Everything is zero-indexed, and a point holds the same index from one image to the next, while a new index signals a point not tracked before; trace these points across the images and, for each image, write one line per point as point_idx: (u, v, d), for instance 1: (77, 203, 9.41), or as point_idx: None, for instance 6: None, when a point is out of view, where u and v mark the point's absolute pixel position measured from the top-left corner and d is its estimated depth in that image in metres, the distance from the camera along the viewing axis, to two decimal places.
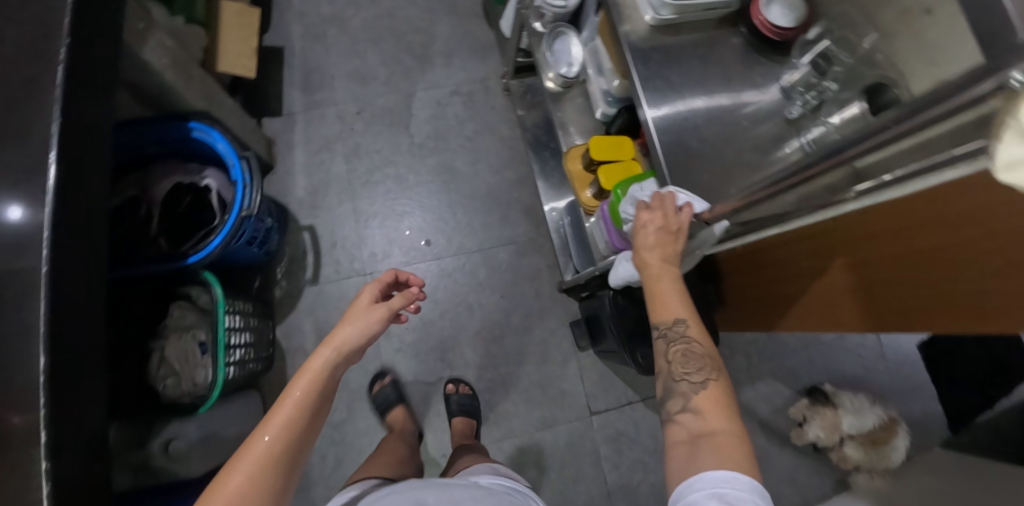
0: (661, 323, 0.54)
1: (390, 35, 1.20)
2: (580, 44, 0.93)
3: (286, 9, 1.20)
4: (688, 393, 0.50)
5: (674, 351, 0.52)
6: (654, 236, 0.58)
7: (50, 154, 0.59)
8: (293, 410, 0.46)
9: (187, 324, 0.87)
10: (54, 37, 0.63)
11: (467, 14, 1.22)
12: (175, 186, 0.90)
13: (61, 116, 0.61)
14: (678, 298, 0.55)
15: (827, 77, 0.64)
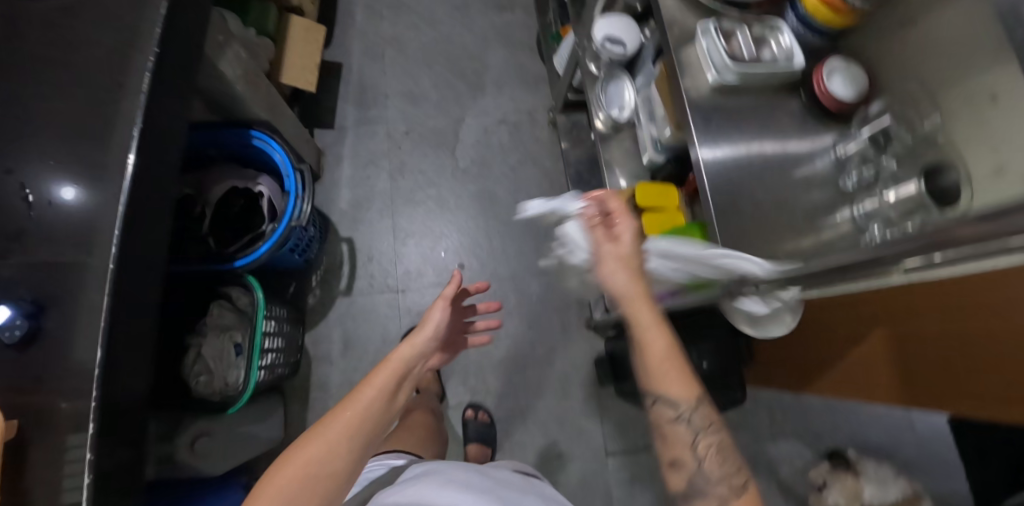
0: (677, 405, 0.46)
1: (445, 60, 1.24)
2: (632, 89, 0.94)
3: (349, 27, 1.25)
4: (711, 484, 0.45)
5: (703, 442, 0.47)
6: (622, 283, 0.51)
7: (129, 157, 0.64)
8: (387, 382, 0.52)
9: (224, 327, 0.89)
10: (144, 50, 0.67)
11: (521, 47, 1.26)
12: (230, 189, 0.93)
13: (144, 123, 0.65)
14: (676, 363, 0.47)
15: (884, 153, 0.64)
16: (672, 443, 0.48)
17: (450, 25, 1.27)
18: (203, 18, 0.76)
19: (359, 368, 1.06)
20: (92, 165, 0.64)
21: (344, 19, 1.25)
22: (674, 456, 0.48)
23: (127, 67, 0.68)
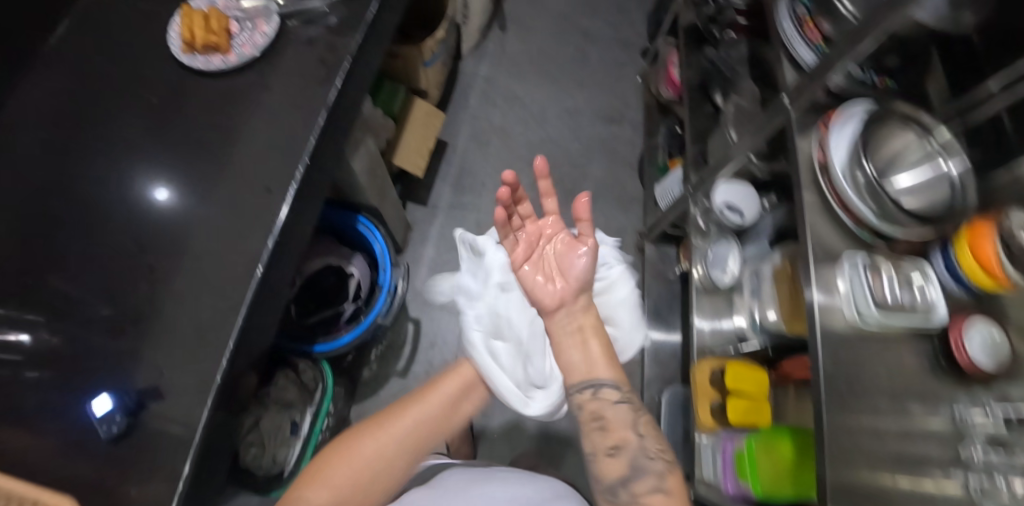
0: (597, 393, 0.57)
1: (545, 162, 1.29)
2: (739, 258, 0.92)
3: (461, 112, 1.31)
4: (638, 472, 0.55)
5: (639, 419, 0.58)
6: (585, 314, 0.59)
7: (258, 267, 0.60)
8: (443, 397, 0.68)
9: (287, 401, 0.89)
10: (297, 152, 0.65)
11: (621, 163, 1.32)
12: (324, 265, 0.94)
13: (280, 231, 0.61)
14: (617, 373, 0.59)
15: (1016, 439, 0.56)
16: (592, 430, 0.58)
17: (555, 130, 1.33)
18: (354, 119, 0.75)
19: None
20: (218, 259, 0.60)
21: (458, 104, 1.32)
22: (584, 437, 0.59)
23: (273, 161, 0.65)
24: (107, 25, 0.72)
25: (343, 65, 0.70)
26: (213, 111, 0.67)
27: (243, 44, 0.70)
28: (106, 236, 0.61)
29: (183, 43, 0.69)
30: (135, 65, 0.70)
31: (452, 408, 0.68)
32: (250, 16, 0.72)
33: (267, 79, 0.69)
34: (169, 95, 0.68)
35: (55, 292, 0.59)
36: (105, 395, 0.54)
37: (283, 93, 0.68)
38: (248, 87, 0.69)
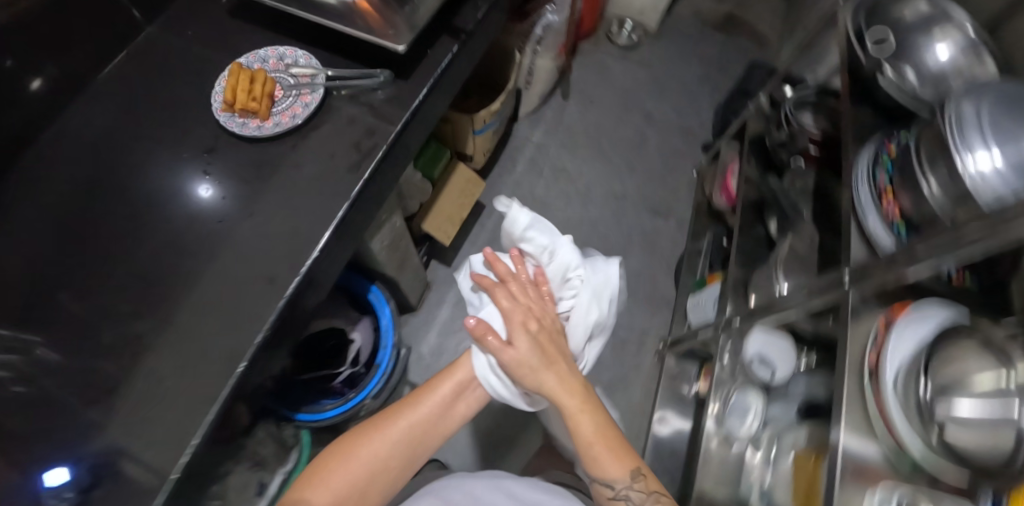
0: (612, 482, 0.60)
1: (581, 244, 1.24)
2: (759, 415, 0.83)
3: (505, 177, 1.29)
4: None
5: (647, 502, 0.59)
6: (556, 381, 0.61)
7: (240, 365, 0.54)
8: (438, 399, 0.63)
9: (261, 458, 0.86)
10: (311, 238, 0.59)
11: (658, 260, 1.26)
12: (330, 327, 0.90)
13: (271, 328, 0.55)
14: (618, 453, 0.60)
15: None
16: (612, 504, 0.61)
17: (598, 212, 1.28)
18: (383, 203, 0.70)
19: None
20: (203, 343, 0.56)
21: (504, 168, 1.29)
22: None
23: (286, 243, 0.59)
24: (164, 66, 0.71)
25: (378, 149, 0.64)
26: (239, 176, 0.63)
27: (284, 112, 0.65)
28: (102, 296, 0.58)
29: (223, 102, 0.64)
30: (179, 113, 0.68)
31: (450, 406, 0.64)
32: (298, 81, 0.67)
33: (298, 152, 0.64)
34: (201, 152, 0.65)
35: (31, 348, 0.55)
36: (64, 466, 0.50)
37: (311, 170, 0.63)
38: (277, 157, 0.64)
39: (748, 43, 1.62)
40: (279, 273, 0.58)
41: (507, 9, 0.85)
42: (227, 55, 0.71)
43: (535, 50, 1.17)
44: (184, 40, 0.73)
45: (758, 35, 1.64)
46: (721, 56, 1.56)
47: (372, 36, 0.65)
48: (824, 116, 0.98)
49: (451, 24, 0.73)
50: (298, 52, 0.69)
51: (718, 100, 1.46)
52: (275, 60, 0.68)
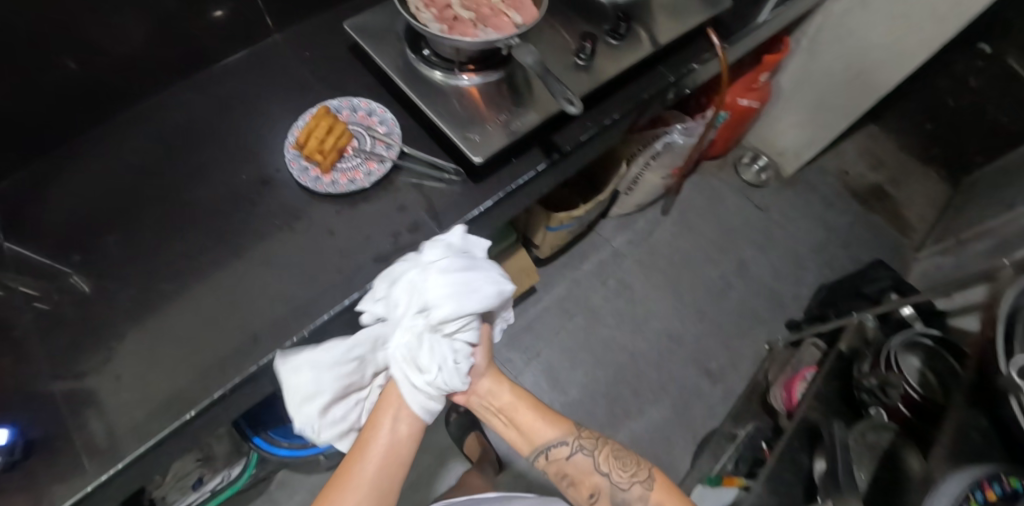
0: (563, 443, 0.50)
1: (611, 373, 1.12)
2: None
3: (566, 271, 1.21)
4: (644, 493, 0.49)
5: (603, 459, 0.51)
6: (489, 381, 0.51)
7: (186, 414, 0.50)
8: (374, 434, 0.45)
9: (210, 453, 0.84)
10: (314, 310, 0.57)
11: (688, 427, 1.11)
12: None
13: (234, 387, 0.52)
14: (552, 414, 0.51)
15: None
16: (584, 480, 0.51)
17: (643, 346, 1.16)
18: None
19: None
20: (161, 372, 0.53)
21: (570, 260, 1.22)
22: (591, 492, 0.51)
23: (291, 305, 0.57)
24: (276, 80, 0.74)
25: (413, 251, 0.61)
26: (279, 217, 0.64)
27: (345, 173, 0.64)
28: (112, 279, 0.59)
29: (295, 141, 0.64)
30: (265, 132, 0.70)
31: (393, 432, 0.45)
32: (372, 147, 0.65)
33: (340, 218, 0.63)
34: (262, 178, 0.67)
35: (32, 302, 0.57)
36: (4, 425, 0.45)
37: (344, 243, 0.61)
38: (320, 215, 0.63)
39: (889, 230, 1.42)
40: (266, 335, 0.56)
41: (622, 136, 0.79)
42: (331, 90, 0.72)
43: (646, 162, 1.06)
44: (304, 60, 0.75)
45: (904, 226, 1.44)
46: (851, 232, 1.38)
47: (445, 125, 0.60)
48: (933, 372, 0.81)
49: (548, 140, 0.67)
50: (386, 114, 0.67)
51: (828, 281, 1.28)
52: (362, 114, 0.67)
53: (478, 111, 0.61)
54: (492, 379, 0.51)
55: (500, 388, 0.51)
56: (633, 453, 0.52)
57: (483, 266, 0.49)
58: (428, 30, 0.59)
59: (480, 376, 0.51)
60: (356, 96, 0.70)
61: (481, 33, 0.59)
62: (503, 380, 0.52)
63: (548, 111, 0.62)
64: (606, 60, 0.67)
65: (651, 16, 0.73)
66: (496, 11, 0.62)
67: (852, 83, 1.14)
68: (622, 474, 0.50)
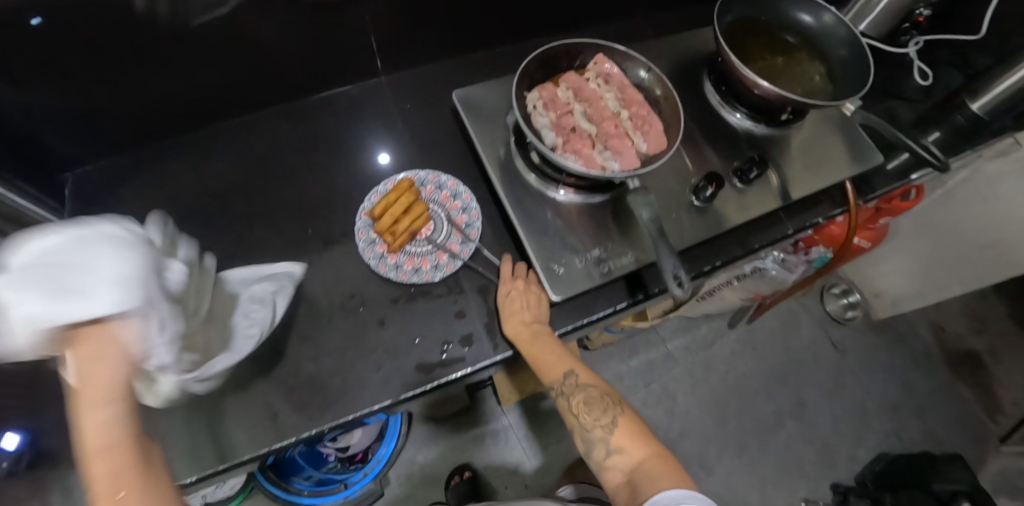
0: (552, 381, 0.52)
1: None
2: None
3: (610, 361, 1.18)
4: (607, 439, 0.49)
5: (581, 406, 0.51)
6: (520, 298, 0.54)
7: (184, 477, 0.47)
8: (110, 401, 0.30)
9: None
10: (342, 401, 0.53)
11: None
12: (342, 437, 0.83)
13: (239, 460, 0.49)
14: (555, 351, 0.52)
15: None
16: (561, 414, 0.52)
17: None
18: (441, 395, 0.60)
19: None
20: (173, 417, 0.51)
21: (618, 353, 1.18)
22: (566, 424, 0.52)
23: (320, 387, 0.54)
24: (374, 134, 0.72)
25: (459, 367, 0.55)
26: (340, 282, 0.60)
27: (412, 258, 0.59)
28: None
29: (371, 209, 0.60)
30: (345, 189, 0.68)
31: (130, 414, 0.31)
32: (446, 237, 0.60)
33: (392, 306, 0.58)
34: (328, 239, 0.64)
35: None
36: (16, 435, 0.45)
37: (389, 337, 0.57)
38: (373, 296, 0.59)
39: (982, 417, 1.23)
40: (285, 413, 0.52)
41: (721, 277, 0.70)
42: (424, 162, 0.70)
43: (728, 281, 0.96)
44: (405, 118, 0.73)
45: (1006, 411, 1.23)
46: (934, 401, 1.22)
47: (530, 246, 0.54)
48: None
49: (637, 276, 0.59)
50: (470, 203, 0.62)
51: (894, 453, 1.13)
52: (445, 194, 0.63)
53: (570, 237, 0.55)
54: (516, 296, 0.54)
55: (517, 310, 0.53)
56: (611, 401, 0.52)
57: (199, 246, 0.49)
58: (542, 140, 0.52)
59: (508, 282, 0.55)
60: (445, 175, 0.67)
61: (599, 155, 0.52)
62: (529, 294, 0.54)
63: (645, 257, 0.55)
64: (725, 207, 0.62)
65: (787, 157, 0.68)
66: (621, 130, 0.55)
67: (982, 251, 0.98)
68: (591, 420, 0.51)
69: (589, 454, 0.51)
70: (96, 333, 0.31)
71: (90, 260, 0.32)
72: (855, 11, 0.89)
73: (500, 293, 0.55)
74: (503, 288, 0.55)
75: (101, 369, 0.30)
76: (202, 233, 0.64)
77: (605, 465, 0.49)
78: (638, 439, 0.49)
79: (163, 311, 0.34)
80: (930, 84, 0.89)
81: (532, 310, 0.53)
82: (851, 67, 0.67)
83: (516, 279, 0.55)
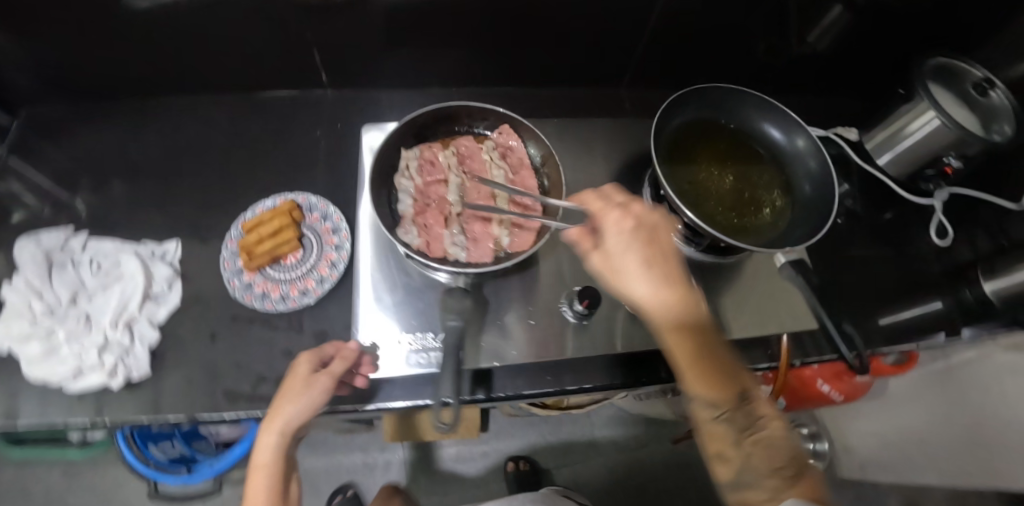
0: (716, 400, 0.39)
1: None
2: None
3: (530, 429, 1.12)
4: (780, 489, 0.36)
5: (749, 439, 0.38)
6: (644, 254, 0.41)
7: None
8: (274, 440, 0.44)
9: None
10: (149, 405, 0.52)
11: None
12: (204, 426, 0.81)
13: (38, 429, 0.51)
14: (722, 354, 0.40)
15: None
16: (707, 438, 0.40)
17: None
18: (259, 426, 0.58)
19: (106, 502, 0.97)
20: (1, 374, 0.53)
21: (541, 423, 1.12)
22: (712, 449, 0.40)
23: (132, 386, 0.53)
24: (291, 138, 0.70)
25: (261, 407, 0.53)
26: (200, 284, 0.60)
27: (266, 281, 0.58)
28: None
29: (251, 220, 0.61)
30: (241, 190, 0.67)
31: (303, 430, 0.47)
32: (309, 268, 0.59)
33: (229, 325, 0.57)
34: (201, 236, 0.63)
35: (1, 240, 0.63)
36: None
37: (212, 355, 0.56)
38: (216, 310, 0.58)
39: None
40: (91, 400, 0.52)
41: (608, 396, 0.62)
42: (324, 179, 0.67)
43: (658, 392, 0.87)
44: (329, 133, 0.71)
45: None
46: None
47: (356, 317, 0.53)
48: None
49: (486, 372, 0.55)
50: (345, 242, 0.60)
51: None
52: (327, 227, 0.61)
53: (407, 315, 0.53)
54: (669, 270, 0.41)
55: (667, 286, 0.40)
56: (790, 435, 0.40)
57: (55, 255, 0.60)
58: (398, 206, 0.51)
59: (638, 227, 0.41)
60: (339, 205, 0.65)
61: (446, 237, 0.49)
62: (676, 259, 0.42)
63: (477, 363, 0.52)
64: (604, 326, 0.56)
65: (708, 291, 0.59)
66: (488, 214, 0.51)
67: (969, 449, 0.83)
68: (767, 465, 0.37)
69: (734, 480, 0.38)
70: (293, 403, 0.45)
71: (112, 256, 0.60)
72: (877, 141, 0.77)
73: (618, 242, 0.41)
74: (617, 238, 0.41)
75: (268, 436, 0.44)
76: (101, 201, 0.66)
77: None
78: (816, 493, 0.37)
79: (122, 273, 0.58)
80: (948, 245, 0.76)
81: (681, 278, 0.41)
82: (808, 208, 0.57)
83: (657, 225, 0.42)
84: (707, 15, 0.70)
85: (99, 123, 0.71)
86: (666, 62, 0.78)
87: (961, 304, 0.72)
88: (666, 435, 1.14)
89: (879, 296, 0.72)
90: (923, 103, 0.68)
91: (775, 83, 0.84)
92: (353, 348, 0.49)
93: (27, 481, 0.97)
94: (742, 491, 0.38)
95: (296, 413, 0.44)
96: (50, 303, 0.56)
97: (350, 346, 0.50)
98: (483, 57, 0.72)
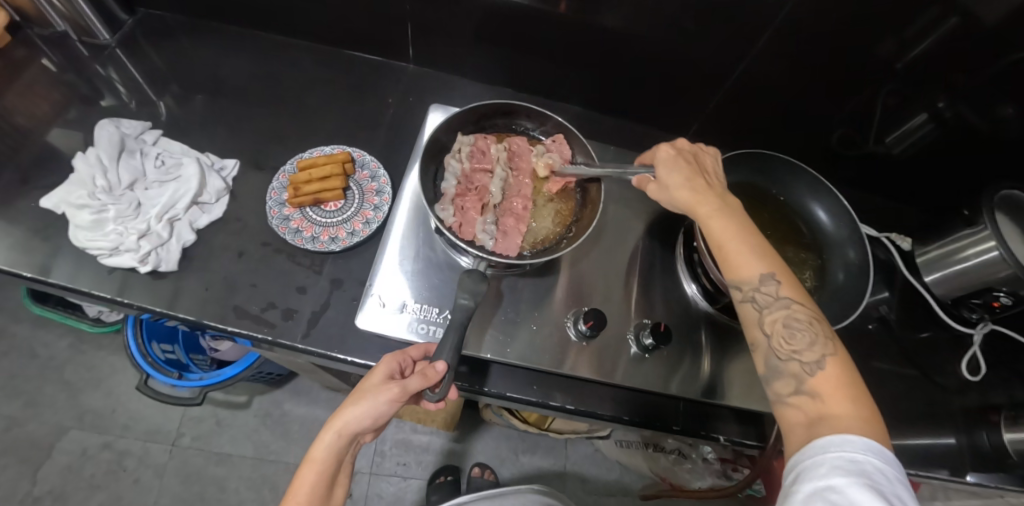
0: (742, 284, 0.43)
1: None
2: None
3: (505, 442, 1.11)
4: (801, 375, 0.39)
5: (772, 320, 0.41)
6: (689, 169, 0.47)
7: (30, 272, 0.56)
8: (330, 437, 0.39)
9: None
10: (167, 297, 0.57)
11: None
12: None
13: (69, 287, 0.56)
14: (747, 240, 0.43)
15: None
16: (743, 324, 0.43)
17: None
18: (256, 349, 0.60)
19: (101, 382, 1.03)
20: (57, 233, 0.59)
21: (516, 438, 1.12)
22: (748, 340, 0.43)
23: (158, 275, 0.58)
24: (363, 99, 0.74)
25: (263, 331, 0.56)
26: (244, 204, 0.64)
27: (304, 219, 0.61)
28: None
29: (304, 159, 0.64)
30: (305, 131, 0.71)
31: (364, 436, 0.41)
32: (345, 215, 0.62)
33: (257, 249, 0.61)
34: (257, 163, 0.67)
35: (91, 118, 0.70)
36: None
37: (234, 271, 0.59)
38: (250, 233, 0.62)
39: None
40: (122, 278, 0.57)
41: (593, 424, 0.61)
42: (381, 145, 0.71)
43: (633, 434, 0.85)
44: (399, 103, 0.75)
45: None
46: None
47: (377, 272, 0.55)
48: None
49: (477, 364, 0.56)
50: (383, 205, 0.63)
51: None
52: (372, 187, 0.64)
53: (421, 285, 0.55)
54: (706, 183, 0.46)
55: (701, 190, 0.45)
56: (827, 326, 0.40)
57: (131, 141, 0.65)
58: (443, 183, 0.55)
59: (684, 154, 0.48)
60: (388, 170, 0.68)
61: (479, 223, 0.52)
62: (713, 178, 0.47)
63: (473, 349, 0.53)
64: (603, 354, 0.56)
65: (714, 351, 0.58)
66: (525, 214, 0.55)
67: None
68: (788, 347, 0.40)
69: (768, 381, 0.41)
70: (354, 402, 0.40)
71: (177, 157, 0.65)
72: (930, 257, 0.74)
73: (673, 160, 0.46)
74: (672, 158, 0.47)
75: (326, 433, 0.39)
76: (182, 107, 0.71)
77: (789, 399, 0.39)
78: (848, 390, 0.37)
79: (180, 174, 0.63)
80: (977, 381, 0.72)
81: (716, 192, 0.46)
82: (834, 298, 0.58)
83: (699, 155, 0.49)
84: (784, 89, 0.71)
85: (201, 39, 0.77)
86: (735, 123, 0.78)
87: (973, 446, 0.68)
88: (634, 490, 1.11)
89: (889, 412, 0.69)
90: (986, 231, 0.66)
91: (836, 172, 0.83)
92: (438, 371, 0.42)
93: (39, 342, 1.03)
94: (774, 381, 0.40)
95: (357, 416, 0.39)
96: (111, 182, 0.61)
97: (435, 369, 0.42)
98: (559, 73, 0.75)
